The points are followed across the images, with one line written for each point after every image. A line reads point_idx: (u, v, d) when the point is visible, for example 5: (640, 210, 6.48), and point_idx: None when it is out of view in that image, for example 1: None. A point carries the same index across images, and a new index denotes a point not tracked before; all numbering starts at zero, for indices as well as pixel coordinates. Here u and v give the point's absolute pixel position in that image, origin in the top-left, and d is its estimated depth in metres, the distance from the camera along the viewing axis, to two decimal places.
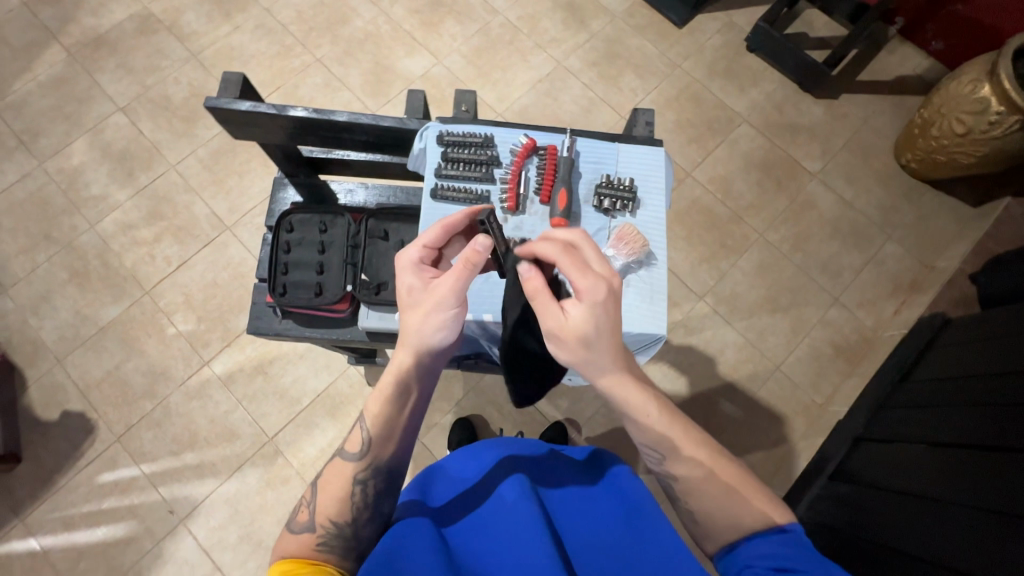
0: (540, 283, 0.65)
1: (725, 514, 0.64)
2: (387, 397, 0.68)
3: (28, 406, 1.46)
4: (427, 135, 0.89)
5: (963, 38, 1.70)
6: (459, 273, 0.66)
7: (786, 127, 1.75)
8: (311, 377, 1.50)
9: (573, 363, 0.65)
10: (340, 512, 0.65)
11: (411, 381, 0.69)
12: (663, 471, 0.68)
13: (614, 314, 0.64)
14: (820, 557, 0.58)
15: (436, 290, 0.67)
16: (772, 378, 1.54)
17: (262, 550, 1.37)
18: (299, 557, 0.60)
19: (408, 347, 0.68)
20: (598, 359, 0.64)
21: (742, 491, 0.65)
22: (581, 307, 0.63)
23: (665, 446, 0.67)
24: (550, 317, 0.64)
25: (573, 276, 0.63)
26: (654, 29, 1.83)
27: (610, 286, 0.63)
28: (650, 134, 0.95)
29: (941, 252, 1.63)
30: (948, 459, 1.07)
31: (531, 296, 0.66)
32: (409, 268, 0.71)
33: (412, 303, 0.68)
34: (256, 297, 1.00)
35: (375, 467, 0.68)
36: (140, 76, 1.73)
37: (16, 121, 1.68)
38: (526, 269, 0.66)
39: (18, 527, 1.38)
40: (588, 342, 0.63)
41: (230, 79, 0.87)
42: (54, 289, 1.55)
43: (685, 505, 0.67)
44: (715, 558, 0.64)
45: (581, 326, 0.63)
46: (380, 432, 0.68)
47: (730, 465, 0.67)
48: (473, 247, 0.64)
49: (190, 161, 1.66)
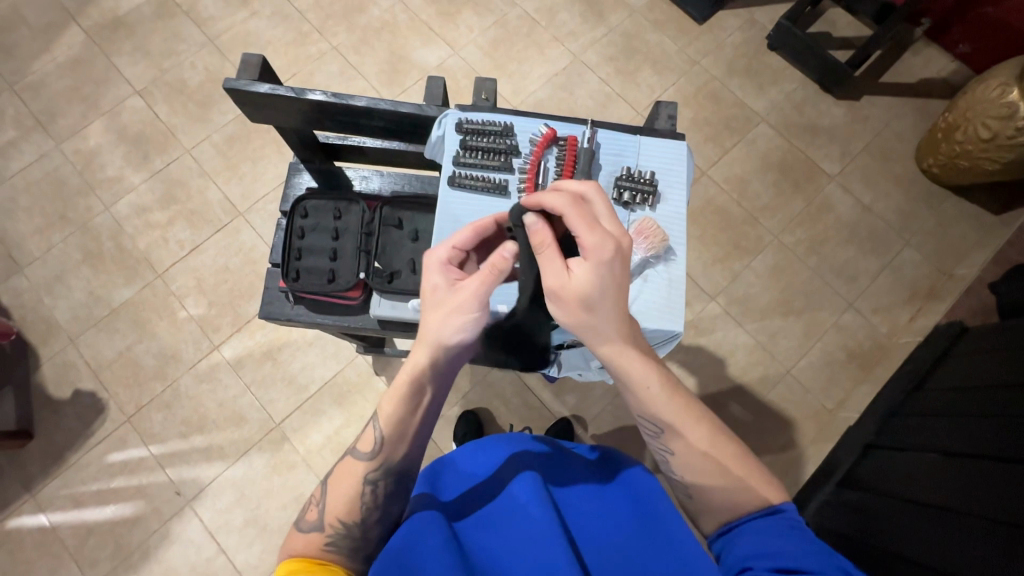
0: (547, 237, 0.65)
1: (722, 496, 0.63)
2: (402, 397, 0.67)
3: (40, 384, 1.47)
4: (446, 123, 0.88)
5: (992, 40, 1.66)
6: (487, 280, 0.66)
7: (805, 128, 1.72)
8: (319, 365, 1.50)
9: (572, 325, 0.65)
10: (349, 512, 0.65)
11: (426, 382, 0.67)
12: (663, 445, 0.68)
13: (620, 277, 0.64)
14: (803, 538, 0.56)
15: (462, 293, 0.67)
16: (783, 381, 1.52)
17: (267, 534, 1.38)
18: (308, 558, 0.60)
19: (426, 345, 0.66)
20: (601, 323, 0.64)
21: (746, 478, 0.63)
22: (586, 266, 0.63)
23: (667, 421, 0.66)
24: (553, 274, 0.64)
25: (580, 232, 0.62)
26: (674, 24, 1.81)
27: (618, 246, 0.63)
28: (673, 127, 0.94)
29: (960, 259, 1.61)
30: (962, 468, 1.05)
31: (537, 249, 0.66)
32: (435, 267, 0.70)
33: (435, 302, 0.68)
34: (269, 282, 1.00)
35: (386, 468, 0.67)
36: (158, 60, 1.73)
37: (35, 102, 1.69)
38: (533, 221, 0.66)
39: (28, 503, 1.39)
40: (590, 303, 0.63)
41: (250, 60, 0.86)
42: (68, 269, 1.56)
43: (681, 481, 0.66)
44: (710, 538, 0.64)
45: (584, 286, 0.63)
46: (393, 431, 0.67)
47: (731, 446, 0.66)
48: (501, 254, 0.66)
49: (205, 146, 1.67)
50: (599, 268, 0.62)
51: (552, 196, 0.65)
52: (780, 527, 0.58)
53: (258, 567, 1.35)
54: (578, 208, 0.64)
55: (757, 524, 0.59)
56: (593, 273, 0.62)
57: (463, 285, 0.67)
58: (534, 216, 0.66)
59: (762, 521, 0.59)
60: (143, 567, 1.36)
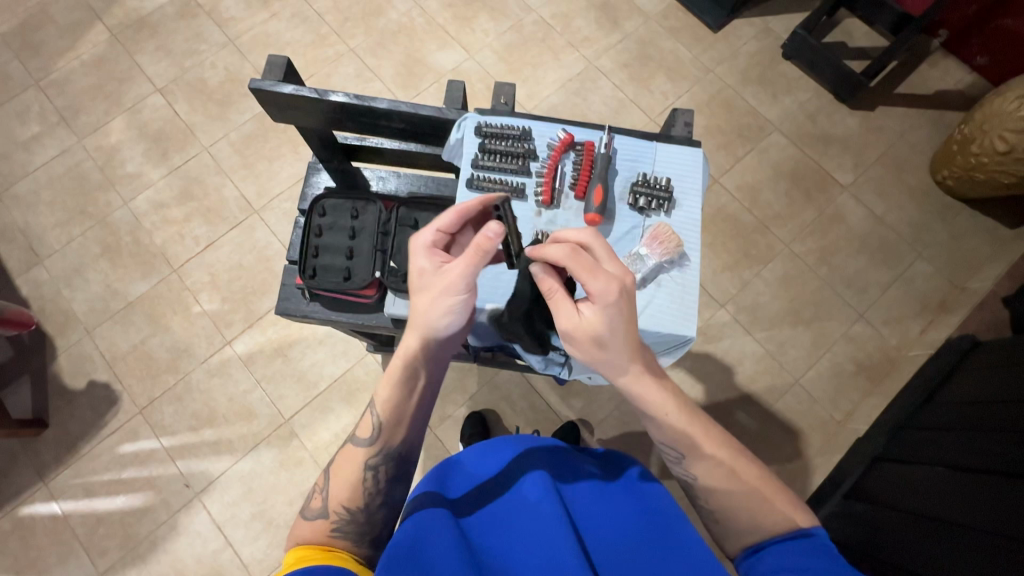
0: (554, 284, 0.67)
1: (744, 515, 0.64)
2: (396, 380, 0.69)
3: (56, 374, 1.50)
4: (465, 126, 0.89)
5: (1010, 52, 1.66)
6: (470, 260, 0.66)
7: (819, 138, 1.72)
8: (329, 363, 1.52)
9: (589, 362, 0.68)
10: (353, 498, 0.66)
11: (418, 366, 0.69)
12: (682, 470, 0.69)
13: (628, 312, 0.65)
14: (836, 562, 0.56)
15: (447, 275, 0.67)
16: (791, 391, 1.52)
17: (273, 529, 1.39)
18: (313, 544, 0.61)
19: (417, 330, 0.69)
20: (614, 359, 0.66)
21: (765, 493, 0.65)
22: (594, 309, 0.65)
23: (686, 445, 0.68)
24: (565, 320, 0.66)
25: (584, 281, 0.63)
26: (689, 32, 1.82)
27: (622, 287, 0.63)
28: (689, 135, 0.94)
29: (973, 272, 1.60)
30: (970, 483, 1.04)
31: (546, 294, 0.68)
32: (422, 251, 0.71)
33: (423, 286, 0.69)
34: (285, 278, 1.02)
35: (386, 454, 0.69)
36: (179, 59, 1.76)
37: (58, 98, 1.72)
38: (540, 272, 0.68)
39: (41, 490, 1.42)
40: (602, 342, 0.65)
41: (275, 61, 0.88)
42: (86, 262, 1.59)
43: (706, 506, 0.68)
44: (737, 560, 0.64)
45: (594, 327, 0.65)
46: (390, 416, 0.69)
47: (751, 464, 0.68)
48: (485, 234, 0.65)
49: (223, 144, 1.69)
50: (607, 310, 0.64)
51: (552, 248, 0.64)
52: (808, 550, 0.58)
53: (264, 561, 1.36)
54: (578, 256, 0.63)
55: (781, 548, 0.59)
56: (600, 315, 0.64)
57: (449, 266, 0.68)
58: (539, 266, 0.68)
59: (792, 543, 0.59)
60: (152, 558, 1.38)
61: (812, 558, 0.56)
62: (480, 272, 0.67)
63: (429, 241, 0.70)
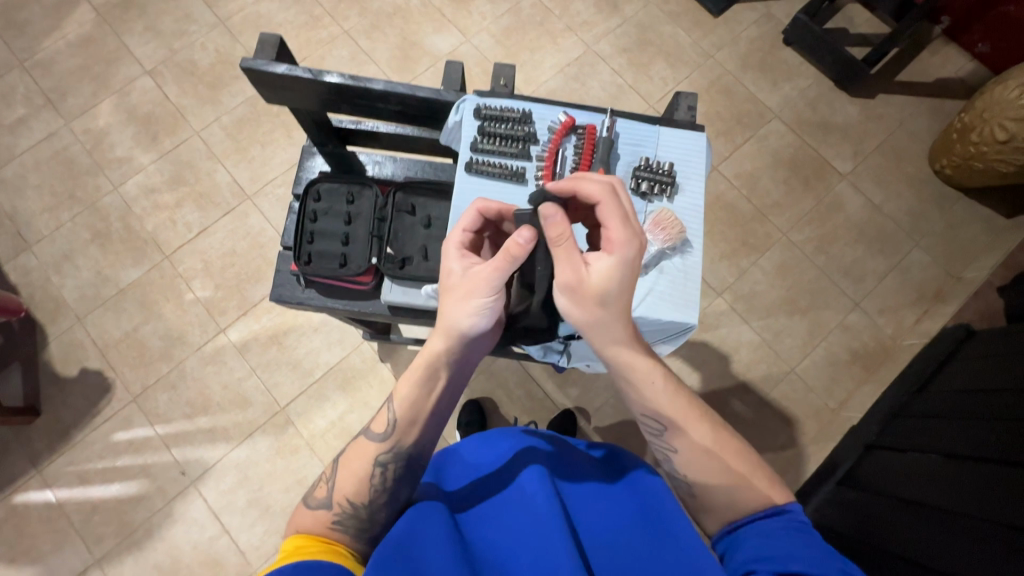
0: (566, 229, 0.64)
1: (724, 494, 0.63)
2: (418, 381, 0.69)
3: (47, 362, 1.48)
4: (464, 108, 0.87)
5: (1012, 39, 1.65)
6: (498, 264, 0.66)
7: (818, 125, 1.71)
8: (324, 350, 1.51)
9: (586, 321, 0.65)
10: (358, 492, 0.65)
11: (441, 367, 0.69)
12: (663, 443, 0.68)
13: (635, 275, 0.65)
14: (807, 538, 0.56)
15: (476, 276, 0.67)
16: (787, 379, 1.52)
17: (269, 516, 1.39)
18: (314, 534, 0.61)
19: (441, 331, 0.68)
20: (611, 322, 0.65)
21: (746, 474, 0.64)
22: (608, 261, 0.63)
23: (668, 415, 0.67)
24: (572, 268, 0.63)
25: (610, 227, 0.63)
26: (689, 17, 1.79)
27: (640, 244, 0.64)
28: (692, 118, 0.93)
29: (970, 262, 1.60)
30: (964, 471, 1.05)
31: (552, 241, 0.64)
32: (450, 254, 0.70)
33: (451, 287, 0.68)
34: (280, 265, 1.00)
35: (397, 452, 0.68)
36: (168, 40, 1.72)
37: (45, 79, 1.68)
38: (553, 213, 0.64)
39: (35, 478, 1.40)
40: (606, 300, 0.64)
41: (267, 40, 0.86)
42: (76, 248, 1.56)
43: (684, 480, 0.67)
44: (717, 540, 0.64)
45: (603, 283, 0.63)
46: (406, 415, 0.69)
47: (732, 443, 0.67)
48: (516, 240, 0.65)
49: (214, 128, 1.66)
50: (622, 266, 0.63)
51: (587, 184, 0.64)
52: (786, 529, 0.58)
53: (260, 548, 1.36)
54: (609, 203, 0.63)
55: (761, 526, 0.59)
56: (615, 269, 0.63)
57: (476, 266, 0.68)
58: (553, 207, 0.64)
59: (764, 521, 0.59)
60: (148, 545, 1.37)
61: (789, 537, 0.56)
62: (505, 277, 0.66)
63: (457, 241, 0.70)
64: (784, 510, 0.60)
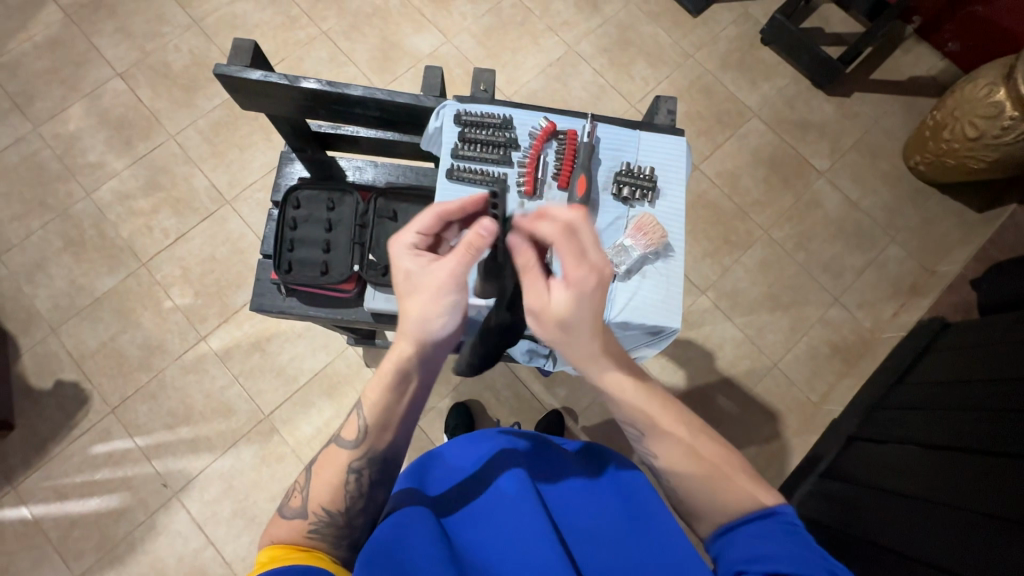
0: (530, 260, 0.64)
1: (705, 494, 0.64)
2: (387, 385, 0.67)
3: (21, 374, 1.44)
4: (444, 114, 0.87)
5: (981, 38, 1.68)
6: (464, 257, 0.64)
7: (796, 124, 1.73)
8: (308, 356, 1.49)
9: (550, 343, 0.65)
10: (333, 501, 0.65)
11: (411, 370, 0.67)
12: (645, 449, 0.69)
13: (603, 302, 0.62)
14: (800, 541, 0.56)
15: (436, 273, 0.65)
16: (769, 375, 1.54)
17: (256, 526, 1.37)
18: (287, 543, 0.60)
19: (405, 334, 0.65)
20: (576, 344, 0.64)
21: (726, 472, 0.65)
22: (566, 293, 0.61)
23: (644, 421, 0.68)
24: (534, 295, 0.63)
25: (565, 262, 0.61)
26: (669, 16, 1.80)
27: (600, 278, 0.61)
28: (672, 123, 0.94)
29: (944, 256, 1.63)
30: (944, 461, 1.07)
31: (520, 268, 0.65)
32: (403, 254, 0.68)
33: (411, 289, 0.66)
34: (261, 273, 0.99)
35: (370, 457, 0.67)
36: (140, 42, 1.68)
37: (11, 83, 1.63)
38: (517, 244, 0.64)
39: (10, 494, 1.37)
40: (567, 326, 0.63)
41: (240, 45, 0.84)
42: (49, 257, 1.52)
43: (667, 480, 0.68)
44: (708, 540, 0.64)
45: (562, 311, 0.62)
46: (376, 419, 0.68)
47: (713, 444, 0.67)
48: (477, 231, 0.64)
49: (190, 132, 1.63)
50: (580, 298, 0.61)
51: (545, 222, 0.62)
52: (777, 530, 0.58)
53: (245, 559, 1.34)
54: (568, 238, 0.61)
55: (748, 529, 0.59)
56: (573, 299, 0.61)
57: (437, 265, 0.66)
58: (520, 237, 0.65)
59: (759, 524, 0.59)
60: (130, 559, 1.34)
61: (782, 541, 0.56)
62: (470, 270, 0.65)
63: (409, 241, 0.68)
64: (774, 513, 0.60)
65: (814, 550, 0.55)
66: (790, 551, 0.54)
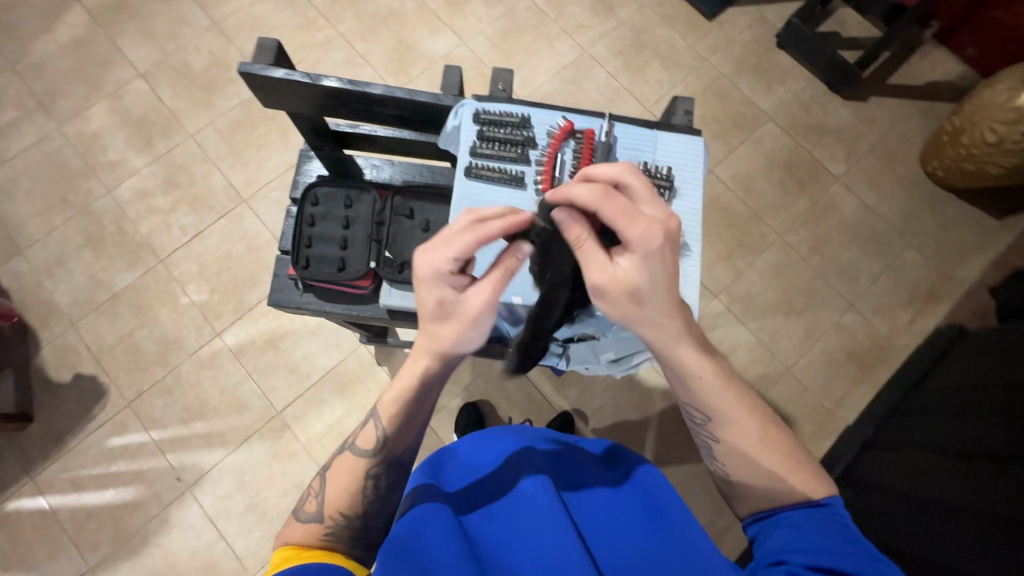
0: (583, 232, 0.62)
1: (763, 492, 0.64)
2: (407, 399, 0.69)
3: (40, 367, 1.46)
4: (462, 112, 0.88)
5: (1002, 43, 1.67)
6: (498, 281, 0.65)
7: (812, 128, 1.73)
8: (321, 354, 1.50)
9: (624, 318, 0.63)
10: (350, 505, 0.67)
11: (435, 384, 0.70)
12: (708, 433, 0.69)
13: (671, 262, 0.61)
14: (845, 533, 0.57)
15: (475, 300, 0.64)
16: (783, 380, 1.53)
17: (267, 521, 1.38)
18: (303, 544, 0.62)
19: (436, 355, 0.68)
20: (651, 316, 0.63)
21: (785, 468, 0.64)
22: (632, 258, 0.60)
23: (718, 410, 0.67)
24: (598, 269, 0.61)
25: (624, 223, 0.58)
26: (684, 20, 1.80)
27: (665, 232, 0.59)
28: (689, 123, 0.94)
29: (961, 262, 1.61)
30: (961, 467, 1.05)
31: (572, 244, 0.63)
32: (435, 280, 0.63)
33: (444, 317, 0.65)
34: (279, 269, 1.00)
35: (386, 462, 0.69)
36: (162, 43, 1.71)
37: (36, 82, 1.67)
38: (565, 217, 0.62)
39: (28, 485, 1.39)
40: (638, 296, 0.61)
41: (265, 44, 0.86)
42: (70, 252, 1.55)
43: (723, 469, 0.68)
44: (747, 524, 0.66)
45: (631, 278, 0.60)
46: (394, 430, 0.69)
47: (778, 437, 0.67)
48: (514, 256, 0.65)
49: (209, 132, 1.65)
50: (647, 258, 0.60)
51: (580, 188, 0.60)
52: (821, 520, 0.59)
53: (257, 554, 1.35)
54: (612, 198, 0.59)
55: (792, 517, 0.60)
56: (638, 264, 0.60)
57: (470, 292, 0.65)
58: (564, 212, 0.63)
59: (803, 514, 0.60)
60: (144, 552, 1.36)
61: (825, 530, 0.57)
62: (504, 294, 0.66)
63: (443, 269, 0.62)
64: (822, 505, 0.62)
65: (858, 542, 0.56)
66: (832, 540, 0.55)
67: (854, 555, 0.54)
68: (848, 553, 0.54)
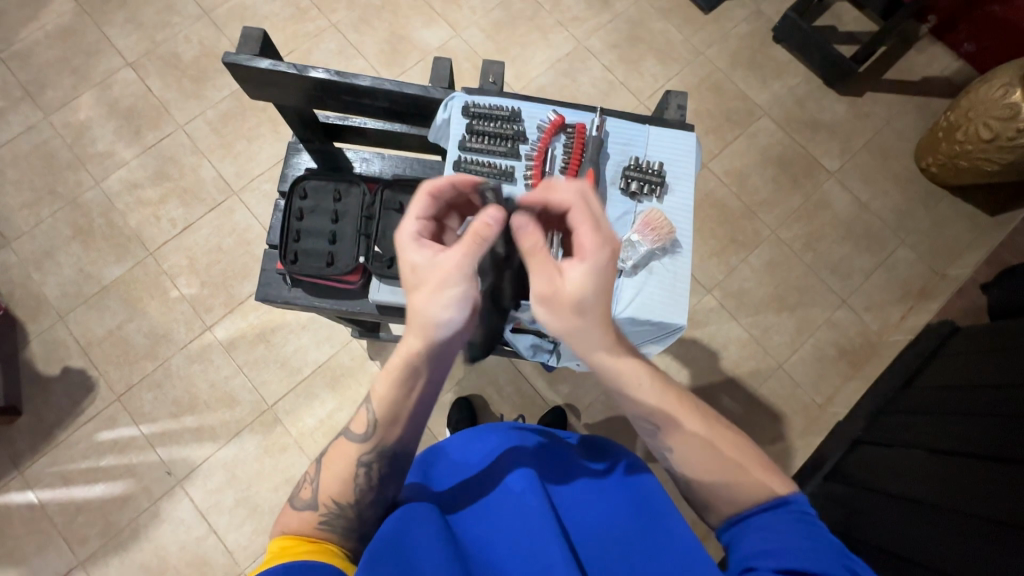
0: (540, 240, 0.61)
1: (722, 489, 0.64)
2: (396, 381, 0.66)
3: (29, 360, 1.45)
4: (452, 106, 0.87)
5: (998, 39, 1.66)
6: (471, 248, 0.62)
7: (807, 123, 1.72)
8: (312, 348, 1.49)
9: (564, 332, 0.62)
10: (342, 493, 0.65)
11: (420, 367, 0.65)
12: (660, 443, 0.68)
13: (612, 278, 0.63)
14: (811, 528, 0.58)
15: (444, 264, 0.63)
16: (774, 376, 1.53)
17: (258, 516, 1.37)
18: (299, 535, 0.62)
19: (417, 330, 0.63)
20: (590, 330, 0.62)
21: (741, 464, 0.64)
22: (581, 269, 0.61)
23: (661, 415, 0.67)
24: (546, 279, 0.60)
25: (580, 234, 0.62)
26: (680, 13, 1.79)
27: (612, 250, 0.62)
28: (682, 118, 0.93)
29: (954, 259, 1.61)
30: (951, 467, 1.05)
31: (526, 252, 0.62)
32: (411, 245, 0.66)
33: (416, 282, 0.64)
34: (267, 263, 0.99)
35: (380, 450, 0.67)
36: (150, 32, 1.69)
37: (23, 71, 1.64)
38: (525, 223, 0.61)
39: (17, 479, 1.38)
40: (583, 308, 0.61)
41: (250, 34, 0.84)
42: (58, 245, 1.53)
43: (681, 475, 0.67)
44: (720, 532, 0.65)
45: (578, 291, 0.60)
46: (386, 413, 0.67)
47: (728, 435, 0.67)
48: (483, 219, 0.62)
49: (198, 123, 1.63)
50: (596, 270, 0.61)
51: (559, 192, 0.64)
52: (787, 520, 0.59)
53: (248, 548, 1.35)
54: (581, 209, 0.63)
55: (759, 520, 0.60)
56: (588, 277, 0.61)
57: (443, 257, 0.63)
58: (525, 218, 0.62)
59: (771, 514, 0.60)
60: (134, 546, 1.35)
61: (793, 531, 0.57)
62: (478, 261, 0.63)
63: (414, 231, 0.66)
64: (786, 501, 0.61)
65: (822, 539, 0.56)
66: (802, 544, 0.55)
67: (822, 554, 0.54)
68: (817, 552, 0.54)
